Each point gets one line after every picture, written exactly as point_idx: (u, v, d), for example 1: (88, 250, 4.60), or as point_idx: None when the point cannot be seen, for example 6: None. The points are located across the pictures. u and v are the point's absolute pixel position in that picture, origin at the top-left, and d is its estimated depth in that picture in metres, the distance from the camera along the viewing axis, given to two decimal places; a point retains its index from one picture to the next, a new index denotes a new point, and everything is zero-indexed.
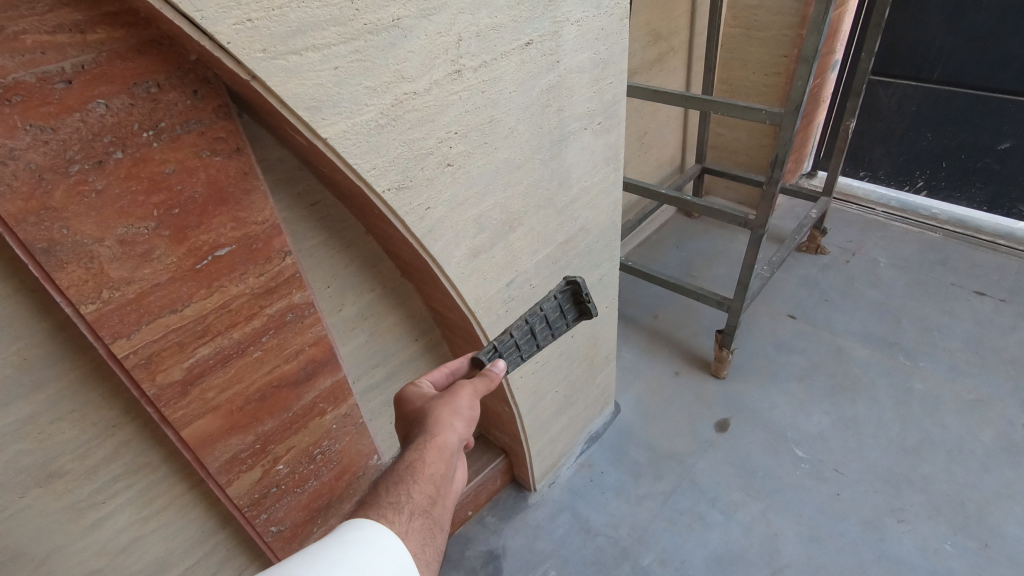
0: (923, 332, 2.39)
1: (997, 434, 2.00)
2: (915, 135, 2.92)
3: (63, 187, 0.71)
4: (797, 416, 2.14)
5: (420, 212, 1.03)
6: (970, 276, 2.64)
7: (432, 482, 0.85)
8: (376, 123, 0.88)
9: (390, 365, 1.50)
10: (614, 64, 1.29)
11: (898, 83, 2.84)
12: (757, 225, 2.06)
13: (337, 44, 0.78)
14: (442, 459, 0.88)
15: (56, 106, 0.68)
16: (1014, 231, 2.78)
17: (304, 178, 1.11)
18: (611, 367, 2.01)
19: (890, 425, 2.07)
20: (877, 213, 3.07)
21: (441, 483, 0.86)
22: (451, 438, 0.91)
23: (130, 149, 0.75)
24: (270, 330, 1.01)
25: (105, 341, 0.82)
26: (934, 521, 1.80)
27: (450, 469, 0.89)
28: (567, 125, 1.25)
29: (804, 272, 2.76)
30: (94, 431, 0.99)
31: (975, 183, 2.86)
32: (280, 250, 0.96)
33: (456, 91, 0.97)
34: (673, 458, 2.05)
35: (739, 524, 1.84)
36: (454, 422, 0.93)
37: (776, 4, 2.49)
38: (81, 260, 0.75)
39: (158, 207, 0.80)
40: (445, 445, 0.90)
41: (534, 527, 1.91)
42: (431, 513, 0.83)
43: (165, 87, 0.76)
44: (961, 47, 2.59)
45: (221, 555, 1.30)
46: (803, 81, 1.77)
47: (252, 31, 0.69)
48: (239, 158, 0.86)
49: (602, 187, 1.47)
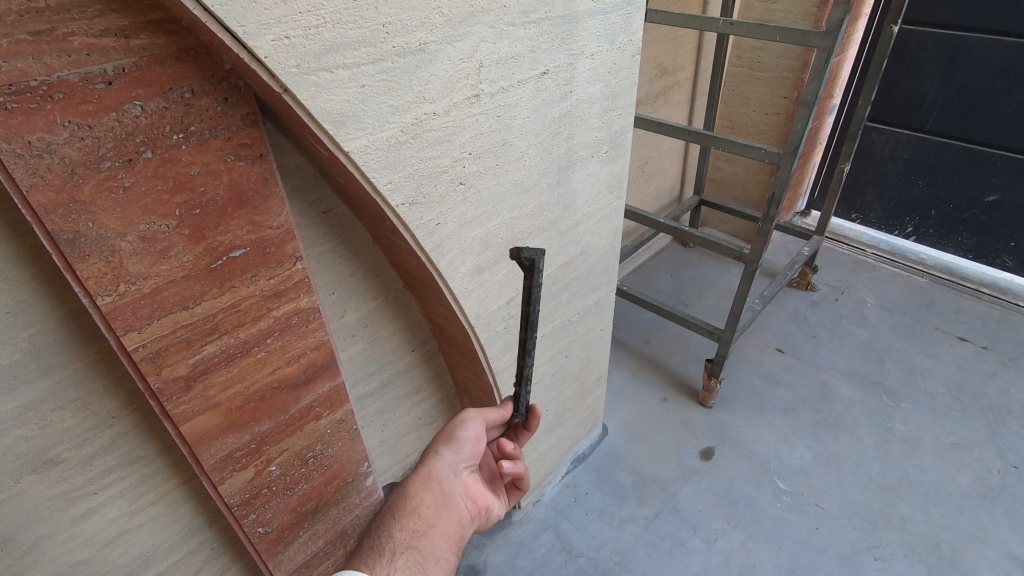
0: (906, 373, 2.45)
1: (974, 478, 2.04)
2: (906, 182, 3.01)
3: (92, 182, 0.74)
4: (781, 448, 2.17)
5: (430, 227, 1.06)
6: (954, 322, 2.71)
7: (424, 524, 1.01)
8: (396, 140, 0.92)
9: (386, 374, 1.52)
10: (623, 97, 1.34)
11: (892, 130, 2.94)
12: (751, 259, 2.11)
13: (366, 63, 0.82)
14: (433, 499, 1.05)
15: (95, 105, 0.71)
16: (998, 282, 2.87)
17: (319, 187, 1.15)
18: (601, 390, 2.04)
19: (870, 463, 2.11)
20: (867, 254, 3.16)
21: (437, 523, 1.03)
22: (441, 480, 1.07)
23: (159, 150, 0.78)
24: (274, 332, 1.03)
25: (117, 333, 0.83)
26: (909, 560, 1.82)
27: (445, 509, 1.05)
28: (575, 152, 1.29)
29: (793, 307, 2.82)
30: (93, 421, 1.00)
31: (962, 232, 2.95)
32: (292, 255, 0.99)
33: (474, 114, 1.02)
34: (657, 483, 2.07)
35: (719, 553, 1.86)
36: (441, 461, 1.08)
37: (779, 48, 2.58)
38: (103, 253, 0.78)
39: (180, 206, 0.83)
40: (433, 485, 1.06)
41: (516, 545, 1.92)
42: (423, 548, 0.98)
43: (198, 93, 0.79)
44: (954, 101, 2.69)
45: (203, 554, 1.30)
46: (802, 124, 1.84)
47: (288, 47, 0.73)
48: (261, 165, 0.89)
49: (604, 214, 1.51)
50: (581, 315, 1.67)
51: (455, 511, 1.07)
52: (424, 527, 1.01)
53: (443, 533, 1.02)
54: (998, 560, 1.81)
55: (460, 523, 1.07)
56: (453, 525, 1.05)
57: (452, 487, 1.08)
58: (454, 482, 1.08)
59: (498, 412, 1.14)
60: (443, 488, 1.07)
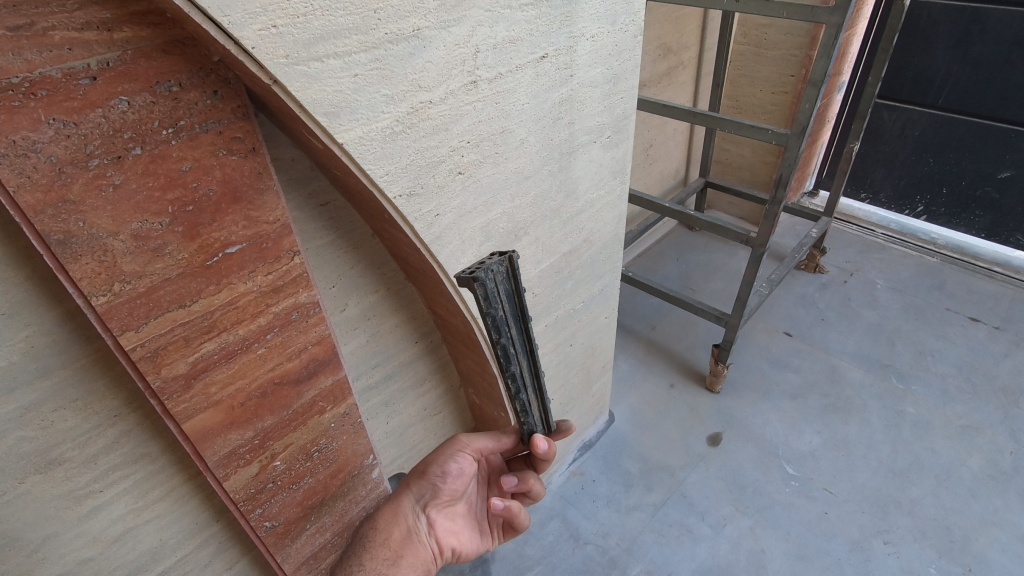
0: (917, 356, 2.42)
1: (985, 461, 2.02)
2: (917, 160, 2.95)
3: (81, 181, 0.72)
4: (789, 433, 2.16)
5: (429, 218, 1.04)
6: (965, 302, 2.66)
7: (393, 555, 1.12)
8: (391, 130, 0.89)
9: (390, 366, 1.51)
10: (625, 79, 1.30)
11: (903, 108, 2.88)
12: (757, 242, 2.07)
13: (358, 52, 0.79)
14: (399, 533, 1.15)
15: (79, 101, 0.69)
16: (1010, 261, 2.81)
17: (316, 179, 1.13)
18: (607, 377, 2.02)
19: (880, 446, 2.09)
20: (876, 235, 3.12)
21: (403, 555, 1.12)
22: (406, 515, 1.16)
23: (149, 146, 0.76)
24: (274, 327, 1.02)
25: (113, 333, 0.82)
26: (919, 544, 1.81)
27: (410, 544, 1.13)
28: (577, 138, 1.26)
29: (801, 290, 2.79)
30: (96, 420, 1.00)
31: (975, 210, 2.90)
32: (290, 250, 0.98)
33: (471, 101, 0.99)
34: (665, 470, 2.07)
35: (727, 539, 1.86)
36: (409, 496, 1.18)
37: (787, 25, 2.51)
38: (95, 253, 0.76)
39: (173, 203, 0.81)
40: (400, 520, 1.16)
41: (524, 533, 1.92)
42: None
43: (186, 87, 0.77)
44: (967, 76, 2.62)
45: (212, 548, 1.31)
46: (810, 103, 1.79)
47: (276, 37, 0.70)
48: (254, 159, 0.87)
49: (608, 200, 1.48)
50: (585, 303, 1.65)
51: (420, 545, 1.14)
52: (393, 556, 1.12)
53: (411, 564, 1.11)
54: (1010, 544, 1.79)
55: (427, 559, 1.14)
56: (420, 558, 1.13)
57: (418, 522, 1.16)
58: (420, 518, 1.16)
59: (491, 440, 1.16)
60: (408, 523, 1.15)
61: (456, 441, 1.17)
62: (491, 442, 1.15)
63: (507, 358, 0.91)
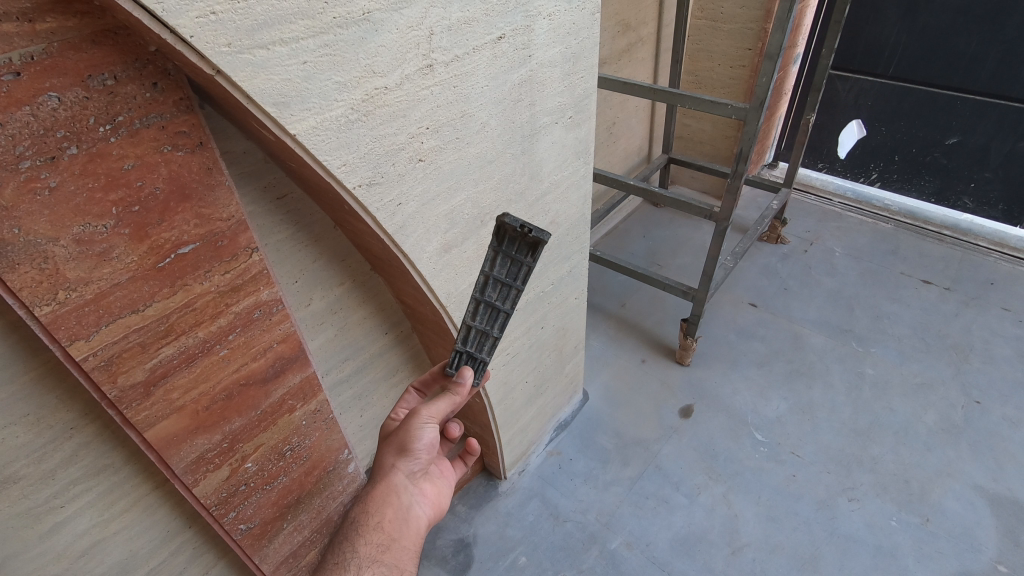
0: (875, 319, 2.51)
1: (940, 416, 2.12)
2: (870, 129, 3.04)
3: (13, 185, 0.68)
4: (757, 400, 2.22)
5: (391, 208, 1.02)
6: (918, 265, 2.77)
7: (389, 537, 1.06)
8: (347, 119, 0.86)
9: (360, 359, 1.49)
10: (585, 58, 1.29)
11: (856, 78, 2.94)
12: (721, 217, 2.10)
13: (305, 38, 0.76)
14: (393, 514, 1.07)
15: (3, 99, 0.64)
16: (959, 224, 2.91)
17: (271, 171, 1.08)
18: (580, 357, 2.04)
19: (842, 408, 2.17)
20: (834, 203, 3.18)
21: (399, 536, 1.07)
22: (399, 494, 1.09)
23: (86, 144, 0.72)
24: (236, 328, 0.99)
25: (62, 344, 0.78)
26: (880, 498, 1.90)
27: (407, 521, 1.08)
28: (539, 119, 1.24)
29: (764, 261, 2.86)
30: (51, 434, 0.95)
31: (925, 175, 3.00)
32: (247, 247, 0.94)
33: (428, 86, 0.96)
34: (639, 444, 2.11)
35: (701, 507, 1.91)
36: (400, 472, 1.10)
37: None
38: (35, 261, 0.72)
39: (117, 204, 0.77)
40: (392, 499, 1.08)
41: (504, 515, 1.94)
42: (387, 560, 1.03)
43: (122, 79, 0.72)
44: (915, 45, 2.69)
45: (187, 554, 1.29)
46: (767, 77, 1.81)
47: (216, 24, 0.66)
48: (202, 153, 0.83)
49: (572, 180, 1.47)
50: (555, 286, 1.65)
51: (416, 520, 1.10)
52: (388, 540, 1.05)
53: (406, 545, 1.06)
54: (963, 492, 1.90)
55: (421, 530, 1.10)
56: (414, 535, 1.09)
57: (410, 498, 1.10)
58: (411, 494, 1.10)
59: (448, 402, 1.08)
60: (403, 501, 1.09)
61: (422, 415, 1.08)
62: (449, 403, 1.07)
63: (504, 299, 1.05)
